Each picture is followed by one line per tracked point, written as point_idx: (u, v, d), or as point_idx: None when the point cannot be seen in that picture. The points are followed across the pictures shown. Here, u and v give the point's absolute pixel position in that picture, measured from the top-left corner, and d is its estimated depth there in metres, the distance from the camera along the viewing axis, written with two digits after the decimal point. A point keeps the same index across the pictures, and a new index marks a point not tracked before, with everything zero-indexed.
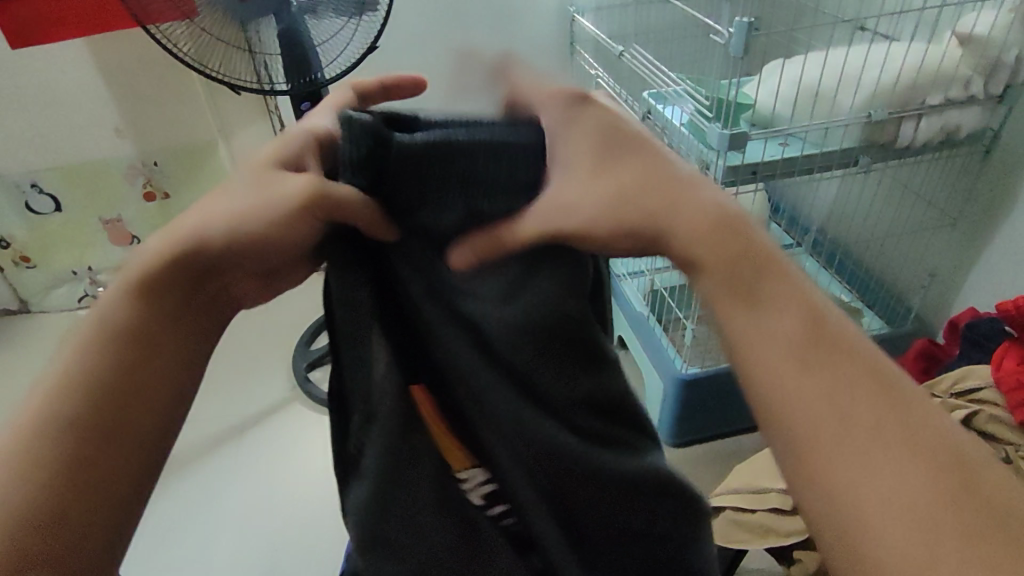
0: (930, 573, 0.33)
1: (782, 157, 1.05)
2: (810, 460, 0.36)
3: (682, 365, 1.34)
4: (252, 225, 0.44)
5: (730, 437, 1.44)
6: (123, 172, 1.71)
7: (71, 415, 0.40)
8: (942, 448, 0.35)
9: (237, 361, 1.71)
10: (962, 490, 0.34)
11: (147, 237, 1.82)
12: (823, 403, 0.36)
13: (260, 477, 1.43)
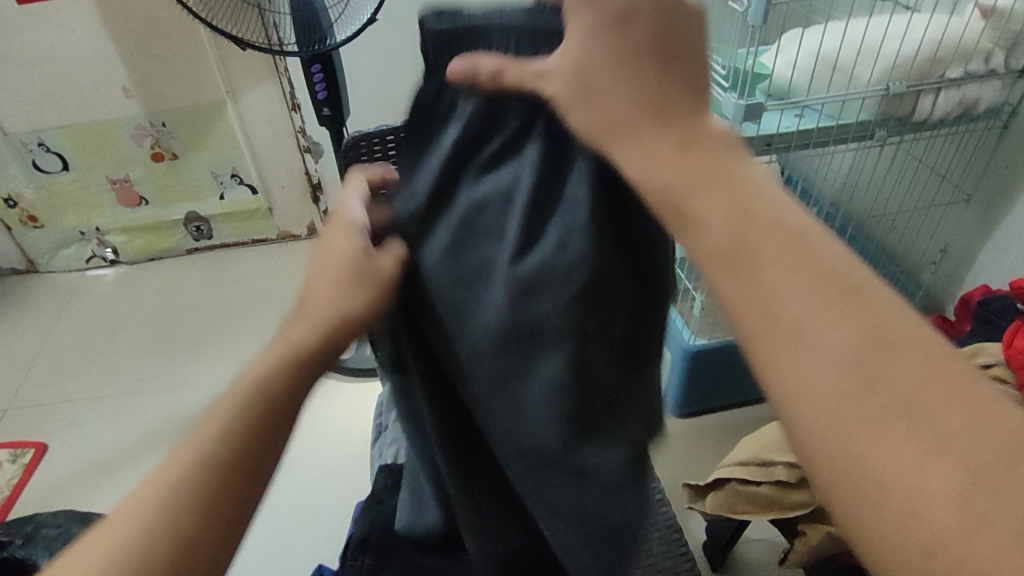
0: (914, 495, 0.30)
1: (798, 130, 1.04)
2: (770, 371, 0.35)
3: (690, 338, 1.35)
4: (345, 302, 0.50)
5: (734, 408, 1.46)
6: (130, 133, 1.70)
7: (187, 500, 0.43)
8: (913, 368, 0.32)
9: (246, 325, 1.73)
10: (930, 397, 0.31)
11: (155, 197, 1.83)
12: (794, 309, 0.34)
13: None
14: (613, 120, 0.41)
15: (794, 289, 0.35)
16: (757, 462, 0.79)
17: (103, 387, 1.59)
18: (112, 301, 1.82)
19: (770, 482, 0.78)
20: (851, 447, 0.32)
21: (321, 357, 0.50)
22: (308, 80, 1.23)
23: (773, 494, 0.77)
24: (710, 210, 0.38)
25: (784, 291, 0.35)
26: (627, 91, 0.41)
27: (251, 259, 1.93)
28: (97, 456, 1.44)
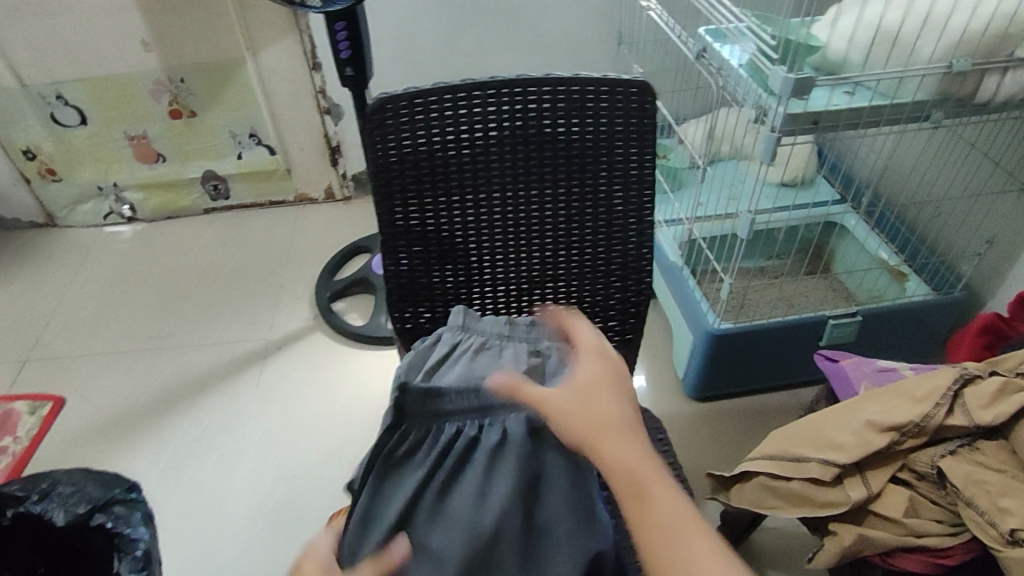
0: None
1: (848, 108, 0.97)
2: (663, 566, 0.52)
3: (714, 321, 1.30)
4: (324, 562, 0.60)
5: (756, 395, 1.42)
6: (149, 88, 1.66)
7: None
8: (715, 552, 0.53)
9: (262, 288, 1.71)
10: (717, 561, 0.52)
11: (174, 155, 1.79)
12: (669, 527, 0.54)
13: (282, 405, 1.44)
14: (587, 395, 0.63)
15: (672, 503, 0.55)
16: (789, 457, 0.74)
17: (118, 344, 1.58)
18: (129, 257, 1.81)
19: (803, 479, 0.72)
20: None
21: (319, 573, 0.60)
22: (331, 38, 1.18)
23: (805, 491, 0.72)
24: (632, 446, 0.58)
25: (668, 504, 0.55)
26: (588, 383, 0.64)
27: (269, 221, 1.90)
28: (114, 412, 1.43)
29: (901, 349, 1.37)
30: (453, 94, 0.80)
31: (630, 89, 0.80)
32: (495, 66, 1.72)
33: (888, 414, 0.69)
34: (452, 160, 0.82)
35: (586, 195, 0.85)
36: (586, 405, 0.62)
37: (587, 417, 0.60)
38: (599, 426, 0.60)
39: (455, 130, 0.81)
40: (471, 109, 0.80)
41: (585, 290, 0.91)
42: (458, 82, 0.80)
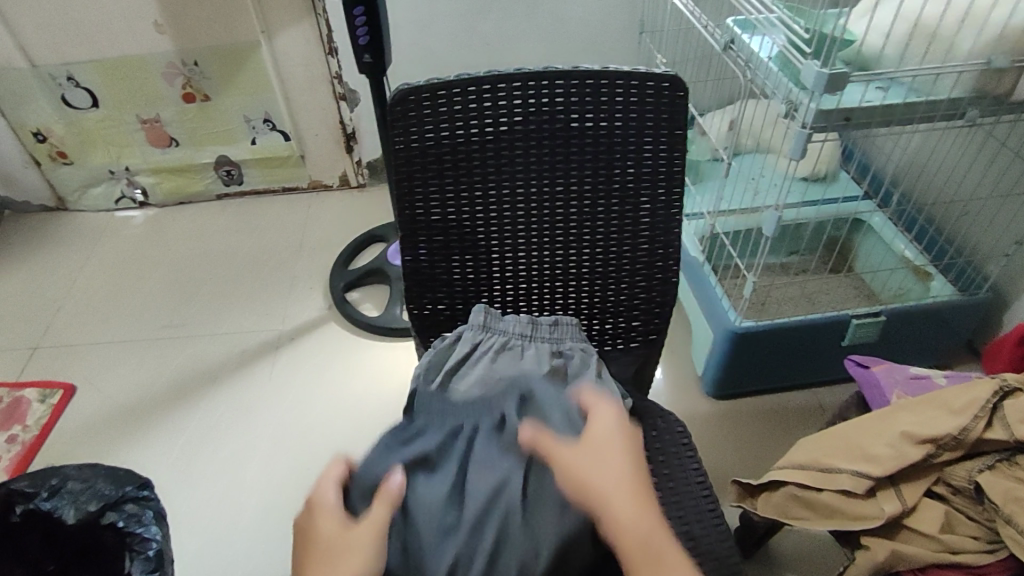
0: None
1: (882, 105, 0.94)
2: None
3: (737, 320, 1.28)
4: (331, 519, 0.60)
5: (774, 395, 1.41)
6: (161, 71, 1.64)
7: None
8: None
9: (275, 276, 1.70)
10: None
11: (185, 139, 1.77)
12: None
13: (298, 395, 1.44)
14: (597, 445, 0.62)
15: None
16: (819, 467, 0.73)
17: (131, 332, 1.59)
18: (141, 242, 1.81)
19: (834, 490, 0.71)
20: None
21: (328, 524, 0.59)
22: (350, 24, 1.15)
23: (836, 503, 0.71)
24: (633, 507, 0.57)
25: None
26: (598, 430, 0.64)
27: (282, 208, 1.88)
28: (128, 400, 1.44)
29: (924, 348, 1.35)
30: (477, 85, 0.77)
31: (661, 83, 0.78)
32: (513, 54, 1.69)
33: (923, 427, 0.68)
34: (475, 152, 0.80)
35: (612, 192, 0.83)
36: (591, 454, 0.61)
37: (591, 465, 0.60)
38: (601, 475, 0.59)
39: (480, 123, 0.79)
40: (496, 101, 0.78)
41: (609, 289, 0.89)
42: (483, 73, 0.77)
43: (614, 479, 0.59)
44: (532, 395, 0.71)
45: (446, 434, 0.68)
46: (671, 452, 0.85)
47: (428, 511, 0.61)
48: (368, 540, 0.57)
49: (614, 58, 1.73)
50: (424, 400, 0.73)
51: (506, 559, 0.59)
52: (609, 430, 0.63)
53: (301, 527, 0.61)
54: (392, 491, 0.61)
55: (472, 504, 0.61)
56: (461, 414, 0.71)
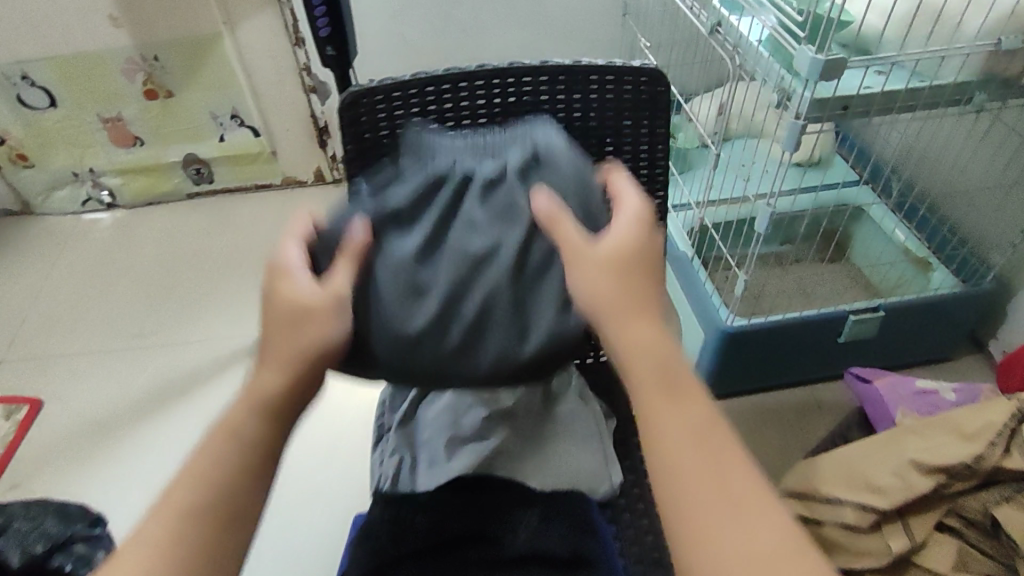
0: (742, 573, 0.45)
1: (882, 92, 0.87)
2: (665, 488, 0.49)
3: (728, 318, 1.22)
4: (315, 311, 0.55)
5: (770, 392, 1.35)
6: (121, 66, 1.55)
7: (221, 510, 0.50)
8: (760, 496, 0.48)
9: (249, 278, 1.64)
10: (735, 479, 0.49)
11: (151, 137, 1.69)
12: (682, 435, 0.50)
13: None
14: (624, 258, 0.56)
15: (682, 414, 0.51)
16: (825, 498, 0.76)
17: (99, 342, 1.52)
18: (110, 247, 1.73)
19: (840, 522, 0.74)
20: (683, 502, 0.48)
21: (306, 327, 0.55)
22: (309, 16, 1.07)
23: (846, 538, 0.73)
24: (646, 326, 0.54)
25: (681, 414, 0.51)
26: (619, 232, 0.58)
27: (256, 206, 1.80)
28: (97, 416, 1.38)
29: (923, 341, 1.30)
30: (436, 85, 0.70)
31: (639, 78, 0.71)
32: (491, 40, 1.61)
33: (932, 452, 0.71)
34: None
35: None
36: (613, 266, 0.56)
37: (610, 277, 0.55)
38: (618, 289, 0.55)
39: (441, 125, 0.72)
40: (458, 101, 0.71)
41: None
42: (441, 71, 0.70)
43: (634, 292, 0.55)
44: (542, 149, 0.64)
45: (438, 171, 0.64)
46: None
47: (396, 261, 0.60)
48: (330, 306, 0.55)
49: (597, 42, 1.64)
50: (411, 140, 0.67)
51: (490, 338, 0.61)
52: (635, 231, 0.58)
53: (276, 296, 0.56)
54: (356, 248, 0.59)
55: (449, 255, 0.61)
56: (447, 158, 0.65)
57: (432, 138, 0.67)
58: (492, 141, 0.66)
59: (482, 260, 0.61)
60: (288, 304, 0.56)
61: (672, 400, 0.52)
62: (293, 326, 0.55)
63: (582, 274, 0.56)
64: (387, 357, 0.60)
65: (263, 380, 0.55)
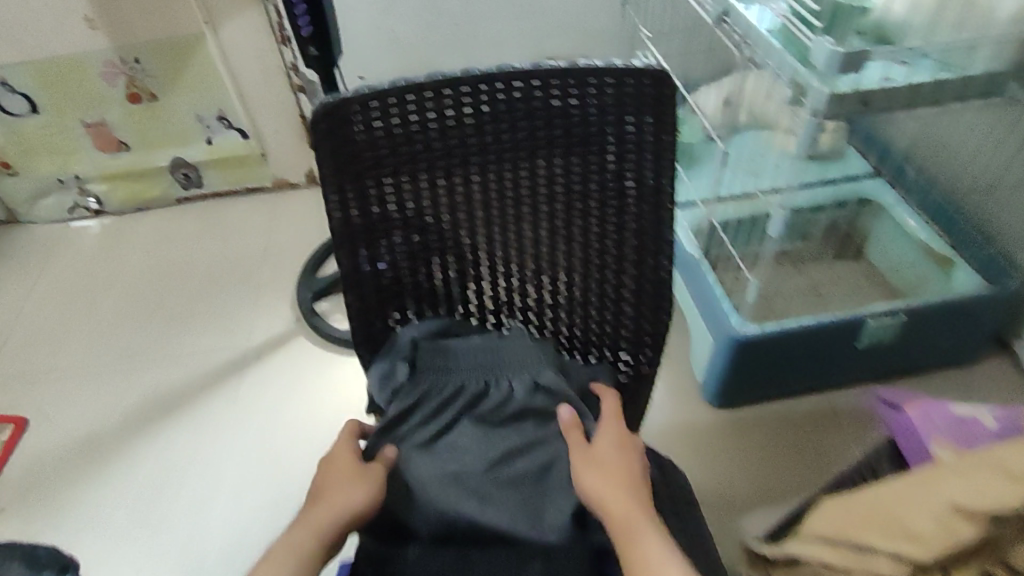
0: None
1: (908, 84, 0.80)
2: None
3: (740, 325, 1.16)
4: (346, 474, 0.69)
5: (781, 400, 1.30)
6: (101, 70, 1.49)
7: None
8: None
9: (239, 286, 1.59)
10: None
11: (136, 143, 1.64)
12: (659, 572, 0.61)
13: (268, 419, 1.35)
14: (618, 443, 0.71)
15: (667, 555, 0.62)
16: (853, 545, 0.61)
17: (87, 356, 1.48)
18: (98, 255, 1.68)
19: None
20: None
21: (345, 486, 0.68)
22: (289, 15, 1.01)
23: None
24: (634, 493, 0.67)
25: (655, 548, 0.62)
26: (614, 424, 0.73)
27: (246, 210, 1.75)
28: (86, 433, 1.34)
29: (945, 344, 1.24)
30: (417, 92, 0.64)
31: (643, 78, 0.64)
32: (485, 34, 1.54)
33: (976, 496, 0.56)
34: (423, 171, 0.68)
35: (589, 209, 0.71)
36: (611, 448, 0.71)
37: (608, 459, 0.69)
38: (616, 465, 0.69)
39: (425, 137, 0.66)
40: (443, 109, 0.65)
41: (591, 314, 0.79)
42: (424, 77, 0.64)
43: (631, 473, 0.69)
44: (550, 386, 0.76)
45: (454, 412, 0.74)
46: (672, 512, 0.77)
47: (437, 462, 0.71)
48: (367, 474, 0.69)
49: (597, 33, 1.57)
50: (428, 356, 0.76)
51: (508, 513, 0.68)
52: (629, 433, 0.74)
53: (323, 470, 0.71)
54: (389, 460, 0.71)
55: (486, 443, 0.72)
56: (463, 375, 0.76)
57: (444, 356, 0.76)
58: (501, 368, 0.76)
59: (514, 451, 0.72)
60: (331, 472, 0.70)
61: (643, 540, 0.63)
62: (332, 480, 0.69)
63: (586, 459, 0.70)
64: (429, 531, 0.68)
65: (305, 522, 0.67)
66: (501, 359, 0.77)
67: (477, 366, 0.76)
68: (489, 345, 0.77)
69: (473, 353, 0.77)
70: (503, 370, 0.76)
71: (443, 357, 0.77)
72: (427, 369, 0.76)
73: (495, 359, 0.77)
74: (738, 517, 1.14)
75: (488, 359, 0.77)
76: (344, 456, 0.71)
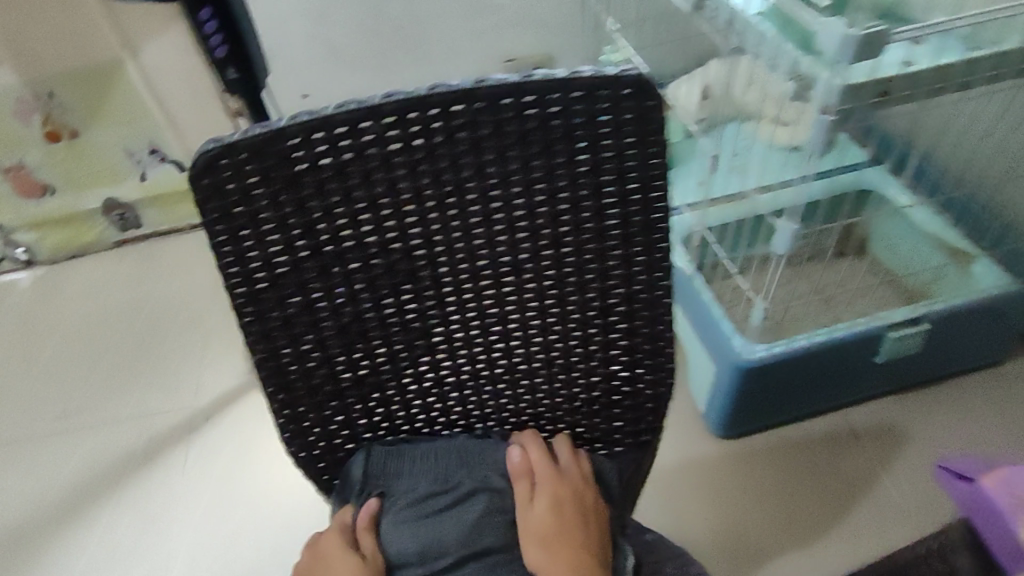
0: None
1: (932, 67, 0.67)
2: None
3: (743, 347, 1.03)
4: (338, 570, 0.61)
5: (794, 424, 1.17)
6: (10, 107, 1.33)
7: None
8: None
9: (188, 335, 1.43)
10: None
11: (63, 185, 1.48)
12: None
13: (223, 488, 1.20)
14: (568, 496, 0.65)
15: None
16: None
17: (17, 430, 1.32)
18: (27, 312, 1.51)
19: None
20: None
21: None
22: (197, 30, 0.86)
23: None
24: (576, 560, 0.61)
25: None
26: (564, 472, 0.66)
27: (192, 249, 1.59)
28: (17, 521, 1.19)
29: (968, 350, 1.13)
30: (327, 127, 0.49)
31: (620, 91, 0.50)
32: (437, 37, 1.40)
33: None
34: (346, 228, 0.53)
35: (564, 257, 0.57)
36: (560, 502, 0.64)
37: (556, 514, 0.63)
38: (562, 522, 0.63)
39: (344, 187, 0.52)
40: (363, 148, 0.51)
41: (576, 376, 0.65)
42: (334, 108, 0.49)
43: (578, 533, 0.63)
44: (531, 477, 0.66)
45: (421, 520, 0.62)
46: None
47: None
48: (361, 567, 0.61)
49: (559, 28, 1.44)
50: (379, 463, 0.66)
51: None
52: (579, 477, 0.67)
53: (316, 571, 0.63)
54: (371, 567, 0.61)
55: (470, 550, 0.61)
56: (419, 477, 0.65)
57: (399, 462, 0.66)
58: (469, 469, 0.66)
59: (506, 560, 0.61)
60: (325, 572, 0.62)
61: None
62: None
63: (529, 511, 0.63)
64: None
65: None
66: (469, 453, 0.67)
67: (440, 458, 0.66)
68: (455, 441, 0.68)
69: (436, 452, 0.66)
70: (469, 460, 0.66)
71: (398, 458, 0.66)
72: (379, 474, 0.66)
73: (463, 452, 0.66)
74: (752, 561, 1.02)
75: (451, 458, 0.66)
76: (329, 551, 0.62)
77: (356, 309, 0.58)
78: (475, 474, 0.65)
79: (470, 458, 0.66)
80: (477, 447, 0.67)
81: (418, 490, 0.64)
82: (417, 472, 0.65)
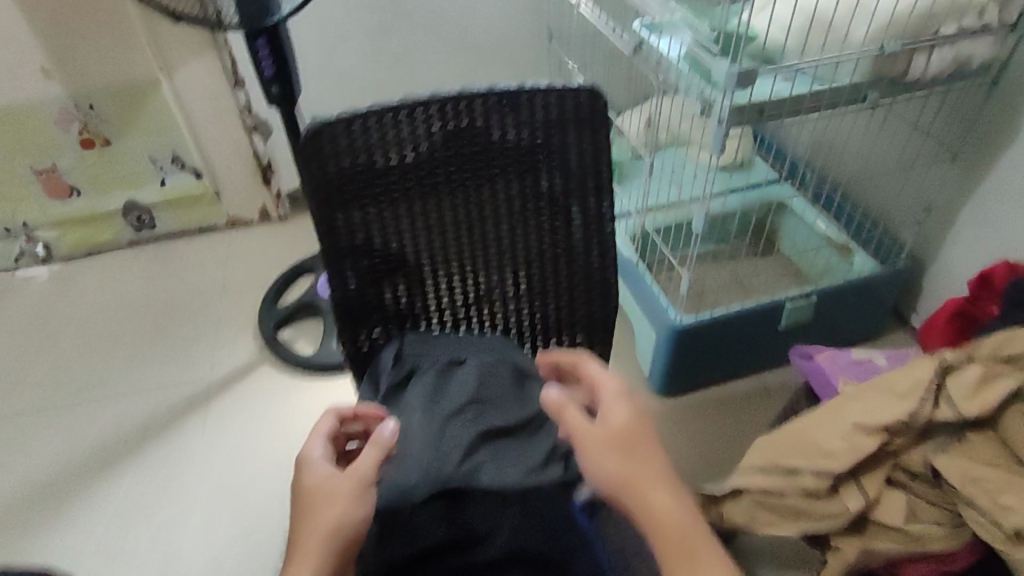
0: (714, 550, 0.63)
1: (790, 96, 0.98)
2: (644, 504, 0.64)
3: (675, 315, 1.31)
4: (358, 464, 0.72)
5: (717, 386, 1.44)
6: (54, 117, 1.53)
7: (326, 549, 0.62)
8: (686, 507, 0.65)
9: (201, 321, 1.62)
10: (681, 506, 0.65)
11: (89, 188, 1.67)
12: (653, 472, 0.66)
13: (236, 446, 1.38)
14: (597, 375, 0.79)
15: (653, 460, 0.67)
16: (780, 468, 0.90)
17: (43, 400, 1.47)
18: (46, 301, 1.67)
19: (798, 491, 0.89)
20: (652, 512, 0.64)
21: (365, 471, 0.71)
22: (253, 56, 1.11)
23: (802, 507, 0.89)
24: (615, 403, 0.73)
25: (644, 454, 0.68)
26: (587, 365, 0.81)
27: (201, 249, 1.78)
28: (47, 476, 1.34)
29: (850, 323, 1.43)
30: (392, 112, 0.75)
31: (580, 96, 0.77)
32: (426, 73, 1.68)
33: (873, 415, 0.85)
34: (396, 183, 0.78)
35: (543, 209, 0.83)
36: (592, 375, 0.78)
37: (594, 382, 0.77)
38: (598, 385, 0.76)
39: (399, 153, 0.77)
40: (414, 127, 0.76)
41: (550, 302, 0.90)
42: (397, 101, 0.75)
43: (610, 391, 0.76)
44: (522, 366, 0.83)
45: (437, 381, 0.80)
46: None
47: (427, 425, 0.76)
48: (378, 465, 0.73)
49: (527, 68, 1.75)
50: (412, 345, 0.84)
51: (503, 465, 0.74)
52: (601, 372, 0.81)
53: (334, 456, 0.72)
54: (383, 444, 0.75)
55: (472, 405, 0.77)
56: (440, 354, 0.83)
57: (426, 344, 0.84)
58: (473, 351, 0.83)
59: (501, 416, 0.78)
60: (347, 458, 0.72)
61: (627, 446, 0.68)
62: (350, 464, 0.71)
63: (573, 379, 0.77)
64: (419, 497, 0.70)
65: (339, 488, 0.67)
66: (476, 342, 0.85)
67: (456, 345, 0.84)
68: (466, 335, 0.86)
69: (452, 341, 0.85)
70: (477, 347, 0.84)
71: (424, 342, 0.84)
72: (410, 352, 0.84)
73: (471, 342, 0.85)
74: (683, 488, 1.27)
75: (463, 346, 0.84)
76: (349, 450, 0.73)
77: (397, 244, 0.81)
78: (482, 356, 0.83)
79: (477, 346, 0.84)
80: (483, 341, 0.85)
81: (438, 363, 0.82)
82: (436, 351, 0.83)
